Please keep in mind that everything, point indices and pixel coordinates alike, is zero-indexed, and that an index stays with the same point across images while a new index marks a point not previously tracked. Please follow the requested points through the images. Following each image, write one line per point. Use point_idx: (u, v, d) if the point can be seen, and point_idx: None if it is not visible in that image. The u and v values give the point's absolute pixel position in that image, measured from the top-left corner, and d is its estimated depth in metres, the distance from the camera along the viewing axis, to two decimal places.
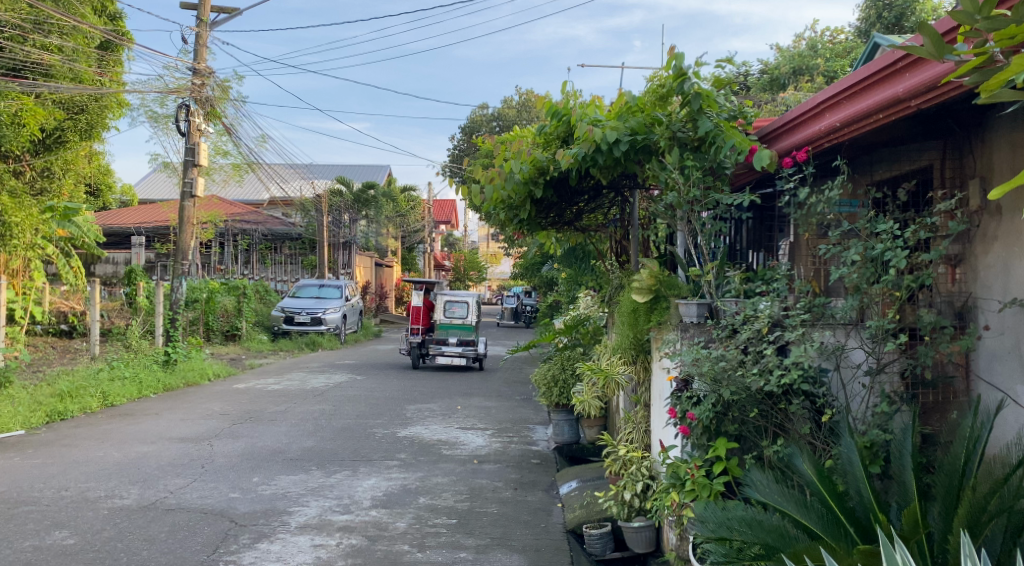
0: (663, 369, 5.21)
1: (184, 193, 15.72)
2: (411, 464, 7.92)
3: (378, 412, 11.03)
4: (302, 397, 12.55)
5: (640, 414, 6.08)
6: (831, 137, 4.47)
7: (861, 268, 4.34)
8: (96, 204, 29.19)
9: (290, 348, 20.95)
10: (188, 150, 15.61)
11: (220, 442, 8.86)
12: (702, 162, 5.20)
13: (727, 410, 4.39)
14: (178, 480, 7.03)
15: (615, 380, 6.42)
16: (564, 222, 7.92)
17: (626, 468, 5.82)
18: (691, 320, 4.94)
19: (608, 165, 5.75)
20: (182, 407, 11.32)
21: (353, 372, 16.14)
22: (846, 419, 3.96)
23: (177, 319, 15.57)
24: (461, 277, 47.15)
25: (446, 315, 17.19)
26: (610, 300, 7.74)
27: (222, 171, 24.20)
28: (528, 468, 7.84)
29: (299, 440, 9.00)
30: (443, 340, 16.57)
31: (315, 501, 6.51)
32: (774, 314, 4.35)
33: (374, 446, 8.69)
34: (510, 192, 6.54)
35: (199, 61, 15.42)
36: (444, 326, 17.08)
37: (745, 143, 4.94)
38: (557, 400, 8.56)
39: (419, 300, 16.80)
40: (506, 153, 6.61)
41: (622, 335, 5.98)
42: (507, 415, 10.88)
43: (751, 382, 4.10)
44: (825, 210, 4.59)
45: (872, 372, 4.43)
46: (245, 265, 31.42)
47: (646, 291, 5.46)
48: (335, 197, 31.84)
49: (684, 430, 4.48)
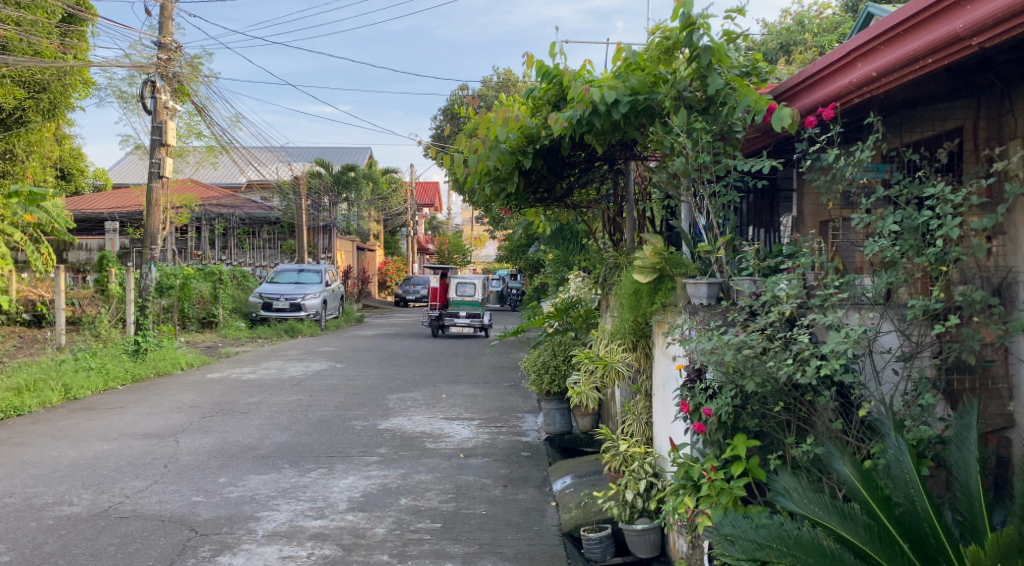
0: (670, 356, 4.66)
1: (150, 174, 14.90)
2: (392, 460, 7.36)
3: (358, 403, 10.46)
4: (278, 387, 11.94)
5: (641, 405, 5.55)
6: (864, 90, 3.93)
7: (900, 240, 3.83)
8: (67, 189, 28.27)
9: (268, 335, 20.27)
10: (156, 129, 14.79)
11: (187, 438, 8.26)
12: (712, 127, 4.64)
13: (748, 403, 3.86)
14: (136, 483, 6.43)
15: (617, 370, 5.78)
16: (554, 198, 7.37)
17: (627, 466, 5.29)
18: (701, 301, 4.40)
19: (606, 130, 5.19)
20: (149, 399, 10.68)
21: (334, 360, 15.54)
22: (892, 414, 3.46)
23: (148, 306, 14.81)
24: (444, 259, 46.74)
25: (458, 294, 20.50)
26: (604, 281, 7.01)
27: (195, 153, 23.45)
28: (518, 462, 7.31)
29: (272, 434, 8.41)
30: (456, 313, 19.84)
31: (286, 504, 5.94)
32: (800, 295, 3.80)
33: (352, 441, 8.13)
34: (497, 164, 5.98)
35: (165, 34, 14.62)
36: (457, 303, 20.33)
37: (761, 101, 4.37)
38: (548, 389, 7.96)
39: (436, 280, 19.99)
40: (486, 118, 6.00)
41: (620, 320, 5.47)
42: (494, 403, 10.36)
43: (781, 372, 3.56)
44: (855, 175, 4.06)
45: (907, 359, 3.92)
46: (222, 250, 30.64)
47: (649, 270, 4.92)
48: (314, 180, 31.08)
49: (698, 427, 3.93)
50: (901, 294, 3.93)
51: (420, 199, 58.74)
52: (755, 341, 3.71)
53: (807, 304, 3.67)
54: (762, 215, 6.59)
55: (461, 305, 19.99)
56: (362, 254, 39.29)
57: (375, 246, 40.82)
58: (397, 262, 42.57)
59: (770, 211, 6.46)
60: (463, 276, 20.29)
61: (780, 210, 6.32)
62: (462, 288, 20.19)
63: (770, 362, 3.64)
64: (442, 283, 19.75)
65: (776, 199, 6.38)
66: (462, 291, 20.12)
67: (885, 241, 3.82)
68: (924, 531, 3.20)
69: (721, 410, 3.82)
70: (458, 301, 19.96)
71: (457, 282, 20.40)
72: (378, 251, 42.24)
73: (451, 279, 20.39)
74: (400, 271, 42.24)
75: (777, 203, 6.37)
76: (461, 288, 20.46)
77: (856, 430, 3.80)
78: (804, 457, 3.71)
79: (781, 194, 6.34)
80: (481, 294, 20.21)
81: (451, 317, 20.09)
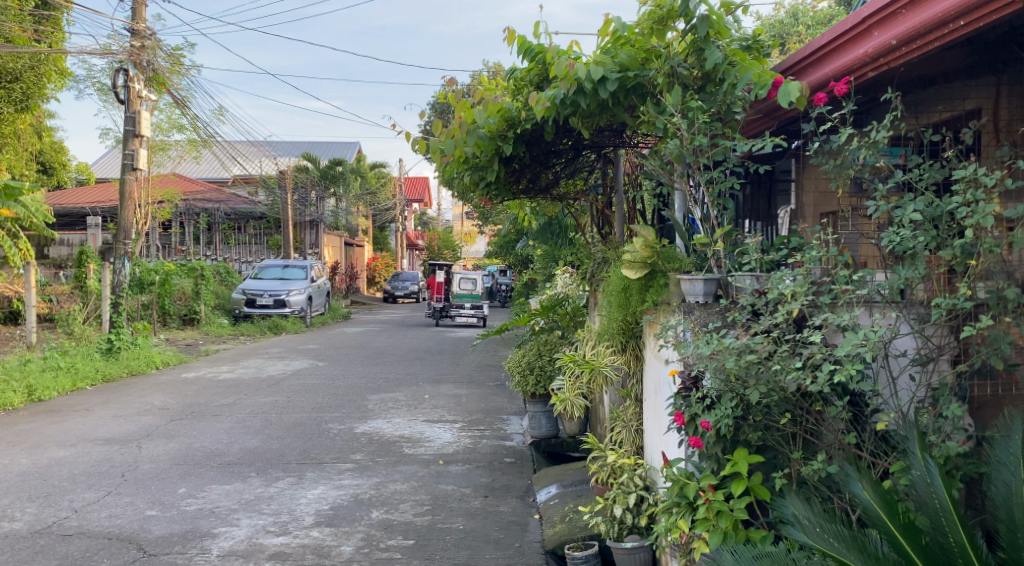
0: (664, 360, 4.23)
1: (123, 166, 14.37)
2: (366, 468, 6.90)
3: (336, 404, 9.98)
4: (255, 387, 11.46)
5: (630, 411, 5.12)
6: (882, 61, 3.50)
7: (921, 231, 3.41)
8: (48, 182, 27.59)
9: (251, 332, 19.75)
10: (129, 119, 14.26)
11: (151, 443, 7.78)
12: (708, 106, 4.20)
13: (751, 413, 3.42)
14: (86, 495, 5.96)
15: (603, 375, 5.30)
16: (539, 189, 6.95)
17: (615, 478, 4.87)
18: (696, 298, 3.98)
19: (592, 111, 4.75)
20: (117, 401, 10.18)
21: (315, 358, 15.04)
22: (918, 427, 3.01)
23: (122, 303, 14.23)
24: (435, 255, 46.42)
25: (459, 288, 22.21)
26: (592, 277, 6.54)
27: (177, 146, 22.90)
28: (500, 470, 6.86)
29: (241, 439, 7.95)
30: (459, 307, 21.66)
31: (247, 519, 5.49)
32: (808, 292, 3.37)
33: (326, 446, 7.66)
34: (476, 150, 5.53)
35: (138, 21, 14.00)
36: (459, 295, 22.05)
37: (766, 76, 3.99)
38: (532, 391, 7.50)
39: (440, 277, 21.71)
40: (462, 99, 5.57)
41: (608, 318, 5.02)
42: (478, 404, 9.91)
43: (790, 381, 3.11)
44: (869, 160, 3.63)
45: (924, 362, 3.49)
46: (207, 246, 29.95)
47: (639, 265, 4.44)
48: (300, 174, 30.54)
49: (695, 441, 3.48)
50: (918, 291, 3.51)
51: (411, 194, 58.41)
52: (760, 345, 3.25)
53: (817, 303, 3.25)
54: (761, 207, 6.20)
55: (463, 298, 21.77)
56: (350, 249, 38.76)
57: (363, 242, 40.24)
58: (386, 258, 42.02)
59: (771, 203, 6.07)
60: (463, 272, 21.98)
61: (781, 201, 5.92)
62: (463, 283, 21.93)
63: (776, 369, 3.19)
64: (444, 280, 21.59)
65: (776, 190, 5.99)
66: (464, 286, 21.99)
67: (904, 231, 3.41)
68: (956, 562, 2.78)
69: (720, 422, 3.37)
70: (460, 296, 21.68)
71: (458, 277, 22.10)
72: (367, 247, 41.64)
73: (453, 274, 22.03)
74: (389, 267, 41.69)
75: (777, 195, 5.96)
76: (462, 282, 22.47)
77: (870, 444, 3.38)
78: (814, 476, 3.27)
79: (778, 186, 5.99)
80: (480, 288, 21.86)
81: (455, 309, 21.90)
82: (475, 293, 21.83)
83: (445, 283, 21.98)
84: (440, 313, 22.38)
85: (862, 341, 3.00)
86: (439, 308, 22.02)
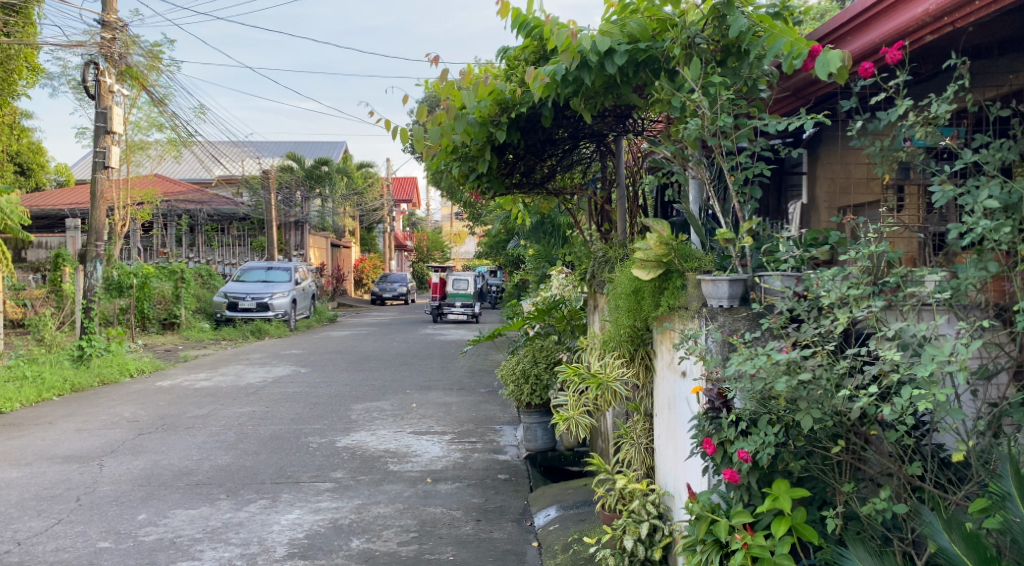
0: (685, 373, 3.65)
1: (94, 164, 13.67)
2: (348, 488, 6.33)
3: (317, 415, 9.36)
4: (233, 397, 10.83)
5: (639, 427, 4.56)
6: (946, 20, 2.96)
7: (995, 221, 2.85)
8: (26, 184, 26.80)
9: (233, 337, 19.05)
10: (99, 115, 13.54)
11: (114, 461, 7.16)
12: (732, 82, 3.69)
13: (794, 439, 2.86)
14: (34, 524, 5.35)
15: (613, 391, 4.52)
16: (531, 182, 6.40)
17: (625, 504, 4.30)
18: (719, 303, 3.46)
19: (597, 89, 4.24)
20: (84, 413, 9.53)
21: (298, 364, 14.38)
22: (1010, 460, 2.47)
23: (94, 307, 13.53)
24: (424, 256, 46.09)
25: (454, 287, 22.83)
26: (593, 277, 5.96)
27: (157, 146, 22.16)
28: (493, 489, 6.29)
29: (213, 456, 7.35)
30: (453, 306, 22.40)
31: (211, 550, 4.91)
32: (863, 295, 2.81)
33: (303, 463, 7.08)
34: (465, 138, 4.98)
35: (109, 12, 13.35)
36: (454, 294, 22.77)
37: (799, 44, 3.44)
38: (528, 401, 6.97)
39: (437, 277, 22.32)
40: (445, 80, 4.92)
41: (613, 322, 4.43)
42: (469, 413, 9.35)
43: (853, 407, 2.54)
44: (928, 138, 3.08)
45: (990, 375, 2.96)
46: (189, 248, 29.46)
47: (653, 265, 3.86)
48: (284, 174, 29.84)
49: (730, 475, 2.91)
50: (976, 294, 2.98)
51: (399, 195, 57.84)
52: (811, 361, 2.67)
53: (880, 311, 2.69)
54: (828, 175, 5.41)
55: (457, 297, 22.55)
56: (336, 251, 38.06)
57: (350, 242, 39.54)
58: (373, 259, 41.33)
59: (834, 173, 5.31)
60: (457, 273, 22.58)
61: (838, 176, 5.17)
62: (457, 283, 22.54)
63: (833, 390, 2.62)
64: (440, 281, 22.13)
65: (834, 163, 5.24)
66: (456, 286, 22.23)
67: (976, 219, 2.85)
68: None
69: (761, 453, 2.81)
70: (454, 295, 22.37)
71: (452, 278, 22.70)
72: (354, 247, 40.85)
73: (449, 275, 22.54)
74: (376, 268, 40.98)
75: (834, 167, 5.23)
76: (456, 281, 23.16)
77: (934, 473, 2.85)
78: (875, 516, 2.73)
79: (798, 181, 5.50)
80: (474, 288, 22.54)
81: (448, 307, 22.62)
82: (468, 292, 22.47)
83: (442, 283, 22.40)
84: (435, 312, 22.95)
85: (949, 357, 2.39)
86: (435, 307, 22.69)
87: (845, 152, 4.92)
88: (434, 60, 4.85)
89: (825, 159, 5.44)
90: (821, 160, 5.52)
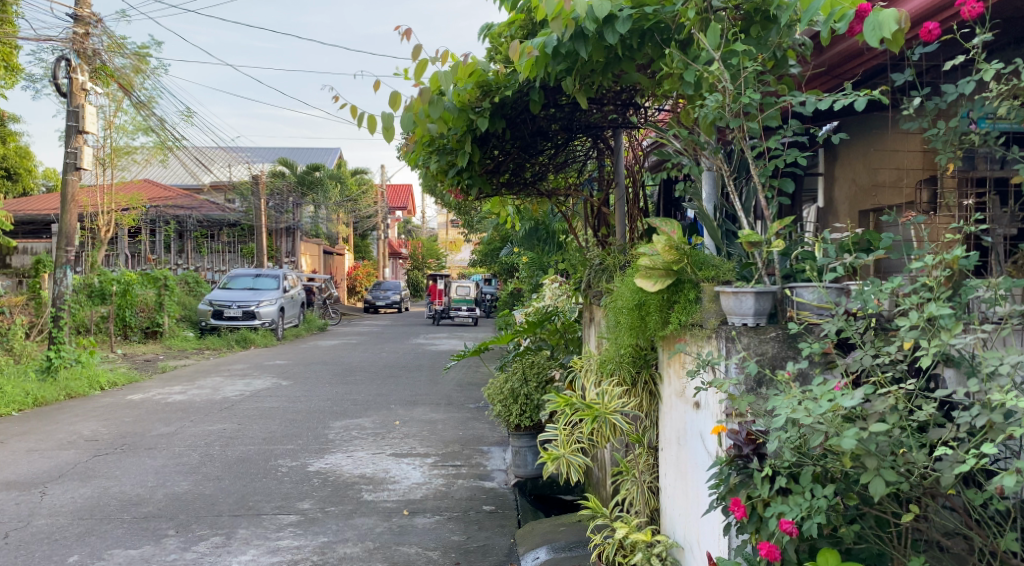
0: (705, 403, 2.99)
1: (66, 165, 12.95)
2: (313, 521, 5.65)
3: (292, 434, 8.68)
4: (205, 413, 10.11)
5: (642, 461, 3.91)
6: None
7: None
8: (12, 188, 26.06)
9: (218, 346, 18.31)
10: (71, 114, 12.81)
11: (59, 488, 6.46)
12: (758, 53, 3.05)
13: (846, 499, 2.22)
14: None
15: (613, 425, 3.78)
16: (521, 182, 5.76)
17: (627, 558, 3.61)
18: (742, 319, 2.86)
19: (594, 65, 3.57)
20: (41, 431, 8.80)
21: (280, 376, 13.68)
22: None
23: (64, 316, 12.79)
24: (420, 264, 45.87)
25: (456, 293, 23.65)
26: (588, 286, 5.33)
27: (143, 152, 21.31)
28: (475, 523, 5.60)
29: (170, 482, 6.66)
30: (456, 311, 23.09)
31: None
32: (940, 321, 2.15)
33: (268, 491, 6.38)
34: (441, 127, 4.29)
35: (82, 5, 12.69)
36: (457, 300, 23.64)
37: (843, 4, 2.79)
38: (518, 422, 6.32)
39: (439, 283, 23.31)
40: (418, 58, 4.18)
41: (612, 342, 3.77)
42: (456, 432, 8.71)
43: (940, 468, 1.88)
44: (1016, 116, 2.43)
45: None
46: (178, 254, 28.76)
47: (660, 274, 3.16)
48: (276, 180, 29.15)
49: (766, 550, 2.25)
50: None
51: (394, 201, 57.43)
52: (880, 403, 2.01)
53: (977, 338, 2.04)
54: (859, 174, 4.91)
55: (459, 302, 23.50)
56: (329, 258, 37.40)
57: (344, 250, 39.03)
58: (367, 266, 40.74)
59: (868, 168, 4.80)
60: (460, 280, 23.45)
61: (881, 170, 4.66)
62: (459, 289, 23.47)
63: (911, 444, 1.97)
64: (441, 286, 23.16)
65: (872, 156, 4.73)
66: (461, 292, 23.21)
67: None
68: None
69: (809, 522, 2.14)
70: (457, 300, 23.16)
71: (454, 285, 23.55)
72: (347, 255, 40.25)
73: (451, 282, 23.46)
74: (370, 275, 40.33)
75: (875, 162, 4.70)
76: (457, 288, 23.71)
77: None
78: None
79: (860, 165, 4.88)
80: (473, 292, 23.49)
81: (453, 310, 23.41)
82: (468, 297, 23.46)
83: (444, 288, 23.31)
84: (440, 316, 23.79)
85: None
86: (438, 311, 23.52)
87: (896, 141, 4.37)
88: (404, 34, 4.09)
89: (856, 154, 4.93)
90: (849, 156, 5.02)
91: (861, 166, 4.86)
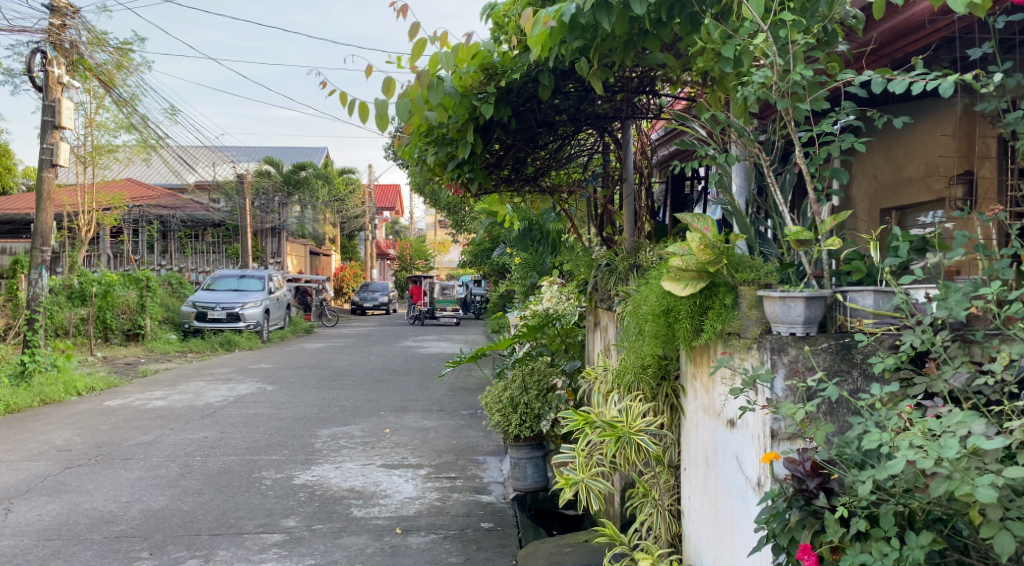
0: (745, 422, 2.63)
1: (41, 161, 12.44)
2: (299, 541, 5.25)
3: (277, 443, 8.26)
4: (185, 420, 9.65)
5: (663, 479, 3.55)
6: None
7: None
8: None
9: (200, 349, 17.79)
10: (47, 109, 12.30)
11: (26, 504, 6.02)
12: (806, 27, 2.71)
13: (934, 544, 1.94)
14: None
15: (638, 445, 3.40)
16: (523, 178, 5.38)
17: None
18: (790, 329, 2.50)
19: (614, 42, 3.24)
20: (11, 441, 8.32)
21: (265, 381, 13.21)
22: None
23: (39, 319, 12.26)
24: (408, 265, 45.38)
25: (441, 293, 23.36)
26: (593, 288, 4.97)
27: (126, 150, 20.70)
28: (474, 543, 5.20)
29: (146, 497, 6.23)
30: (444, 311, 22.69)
31: None
32: None
33: (251, 507, 5.97)
34: (441, 114, 3.91)
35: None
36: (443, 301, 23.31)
37: None
38: (518, 433, 5.90)
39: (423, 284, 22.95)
40: (414, 39, 3.80)
41: (631, 351, 3.41)
42: (449, 440, 8.31)
43: None
44: None
45: None
46: (161, 255, 28.14)
47: (692, 276, 2.80)
48: (262, 180, 28.62)
49: None
50: None
51: (382, 202, 56.89)
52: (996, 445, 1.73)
53: None
54: (880, 170, 4.57)
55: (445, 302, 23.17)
56: (315, 258, 36.85)
57: (330, 250, 38.52)
58: (355, 267, 40.20)
59: (891, 163, 4.46)
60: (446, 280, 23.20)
61: (907, 164, 4.32)
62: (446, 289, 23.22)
63: None
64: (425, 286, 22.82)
65: (898, 149, 4.39)
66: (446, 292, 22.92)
67: None
68: None
69: None
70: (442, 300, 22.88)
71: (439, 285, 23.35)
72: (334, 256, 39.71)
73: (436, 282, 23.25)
74: (357, 276, 39.81)
75: (900, 155, 4.37)
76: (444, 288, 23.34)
77: None
78: None
79: (884, 158, 4.54)
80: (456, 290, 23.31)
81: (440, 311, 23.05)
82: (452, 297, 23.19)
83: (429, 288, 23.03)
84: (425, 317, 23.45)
85: None
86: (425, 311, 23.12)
87: (934, 132, 4.03)
88: (400, 12, 3.72)
89: (876, 149, 4.59)
90: (869, 151, 4.68)
91: (884, 159, 4.52)
